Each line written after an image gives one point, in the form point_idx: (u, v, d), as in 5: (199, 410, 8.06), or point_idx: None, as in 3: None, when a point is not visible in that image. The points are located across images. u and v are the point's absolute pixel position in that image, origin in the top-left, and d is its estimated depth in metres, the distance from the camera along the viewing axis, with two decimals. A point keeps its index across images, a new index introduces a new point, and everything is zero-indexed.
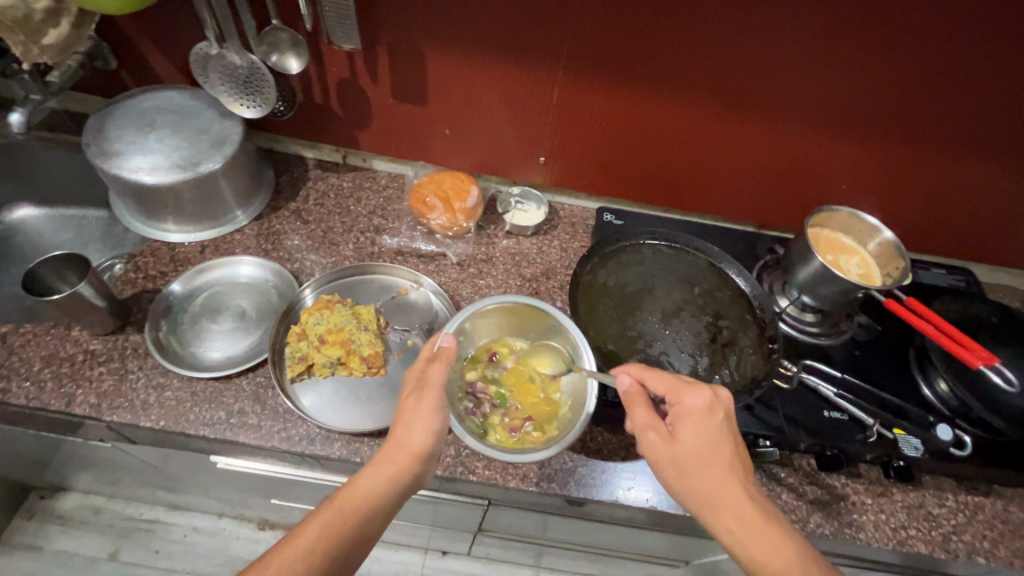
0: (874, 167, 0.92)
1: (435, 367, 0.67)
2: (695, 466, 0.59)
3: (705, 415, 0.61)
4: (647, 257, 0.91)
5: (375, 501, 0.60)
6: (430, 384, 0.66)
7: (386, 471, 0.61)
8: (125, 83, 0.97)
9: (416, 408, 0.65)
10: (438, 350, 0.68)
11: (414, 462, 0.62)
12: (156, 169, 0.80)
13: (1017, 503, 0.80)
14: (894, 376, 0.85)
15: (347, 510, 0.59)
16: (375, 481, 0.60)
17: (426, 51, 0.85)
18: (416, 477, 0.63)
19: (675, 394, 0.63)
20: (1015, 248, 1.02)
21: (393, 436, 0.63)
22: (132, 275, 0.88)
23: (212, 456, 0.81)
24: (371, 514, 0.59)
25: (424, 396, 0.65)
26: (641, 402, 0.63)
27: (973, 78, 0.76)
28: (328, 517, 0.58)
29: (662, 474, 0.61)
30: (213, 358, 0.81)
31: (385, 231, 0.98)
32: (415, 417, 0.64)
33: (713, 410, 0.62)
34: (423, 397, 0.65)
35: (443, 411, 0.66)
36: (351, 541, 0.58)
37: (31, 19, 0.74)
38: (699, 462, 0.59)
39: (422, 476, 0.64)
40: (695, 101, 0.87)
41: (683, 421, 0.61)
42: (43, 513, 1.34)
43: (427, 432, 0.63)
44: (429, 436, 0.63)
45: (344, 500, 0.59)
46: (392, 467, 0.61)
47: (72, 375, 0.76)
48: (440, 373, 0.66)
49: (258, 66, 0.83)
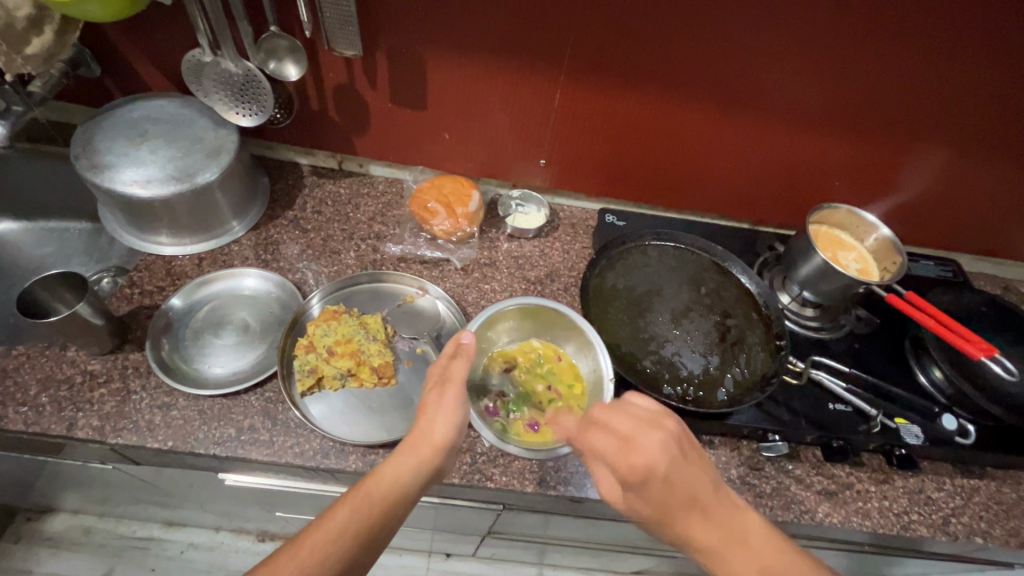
0: (866, 163, 0.95)
1: (458, 362, 0.67)
2: (661, 513, 0.56)
3: (645, 433, 0.58)
4: (653, 258, 0.92)
5: (400, 489, 0.60)
6: (453, 378, 0.66)
7: (412, 459, 0.61)
8: (110, 91, 0.93)
9: (439, 402, 0.65)
10: (460, 346, 0.69)
11: (438, 454, 0.62)
12: (150, 181, 0.77)
13: (1009, 484, 0.84)
14: (892, 367, 0.88)
15: (375, 497, 0.58)
16: (402, 468, 0.60)
17: (427, 55, 0.84)
18: (439, 467, 0.63)
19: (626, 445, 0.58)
20: (997, 238, 1.07)
21: (417, 427, 0.63)
22: (127, 291, 0.85)
23: (220, 474, 0.80)
24: (397, 502, 0.59)
25: (446, 390, 0.65)
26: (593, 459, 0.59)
27: (960, 76, 0.79)
28: (357, 502, 0.58)
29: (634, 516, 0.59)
30: (219, 373, 0.79)
31: (386, 238, 0.97)
32: (438, 409, 0.64)
33: (668, 450, 0.57)
34: (445, 393, 0.65)
35: (466, 403, 0.66)
36: (379, 526, 0.57)
37: (13, 28, 0.71)
38: (653, 482, 0.56)
39: (444, 469, 0.65)
40: (694, 102, 0.88)
41: (633, 443, 0.57)
42: (30, 536, 1.30)
43: (450, 424, 0.64)
44: (452, 427, 0.64)
45: (372, 486, 0.59)
46: (416, 457, 0.61)
47: (71, 398, 0.74)
48: (463, 368, 0.67)
49: (253, 74, 0.82)
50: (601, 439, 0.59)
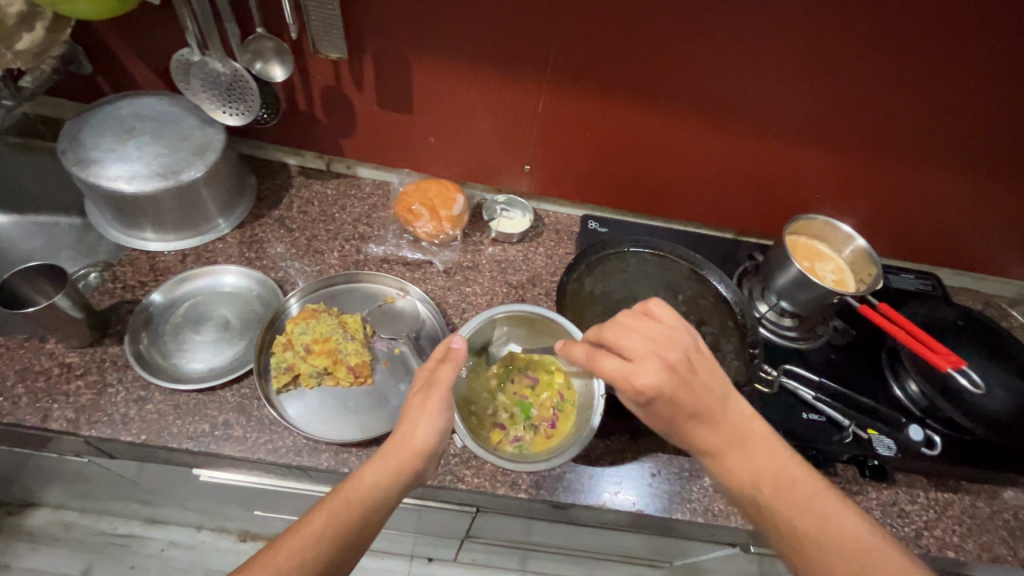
0: (846, 176, 0.96)
1: (445, 368, 0.67)
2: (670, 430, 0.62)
3: (663, 390, 0.58)
4: (632, 264, 0.93)
5: (378, 493, 0.60)
6: (437, 384, 0.65)
7: (391, 463, 0.61)
8: (101, 88, 0.95)
9: (422, 405, 0.65)
10: (448, 351, 0.68)
11: (419, 458, 0.62)
12: (134, 177, 0.78)
13: (983, 498, 0.83)
14: (868, 378, 0.89)
15: (352, 501, 0.59)
16: (380, 473, 0.61)
17: (412, 60, 0.86)
18: (418, 472, 0.63)
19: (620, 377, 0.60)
20: (976, 253, 1.08)
21: (399, 432, 0.63)
22: (110, 285, 0.86)
23: (195, 469, 0.80)
24: (375, 506, 0.60)
25: (431, 396, 0.65)
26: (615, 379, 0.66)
27: (934, 93, 0.80)
28: (335, 506, 0.58)
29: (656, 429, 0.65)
30: (196, 369, 0.80)
31: (370, 239, 0.98)
32: (421, 413, 0.64)
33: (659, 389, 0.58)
34: (428, 398, 0.65)
35: (449, 411, 0.65)
36: (355, 530, 0.58)
37: (4, 23, 0.72)
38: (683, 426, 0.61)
39: (424, 474, 0.65)
40: (675, 111, 0.89)
41: (655, 401, 0.59)
42: (10, 530, 1.29)
43: (433, 429, 0.63)
44: (434, 434, 0.63)
45: (351, 490, 0.60)
46: (395, 460, 0.61)
47: (47, 389, 0.74)
48: (449, 374, 0.66)
49: (240, 74, 0.83)
50: None
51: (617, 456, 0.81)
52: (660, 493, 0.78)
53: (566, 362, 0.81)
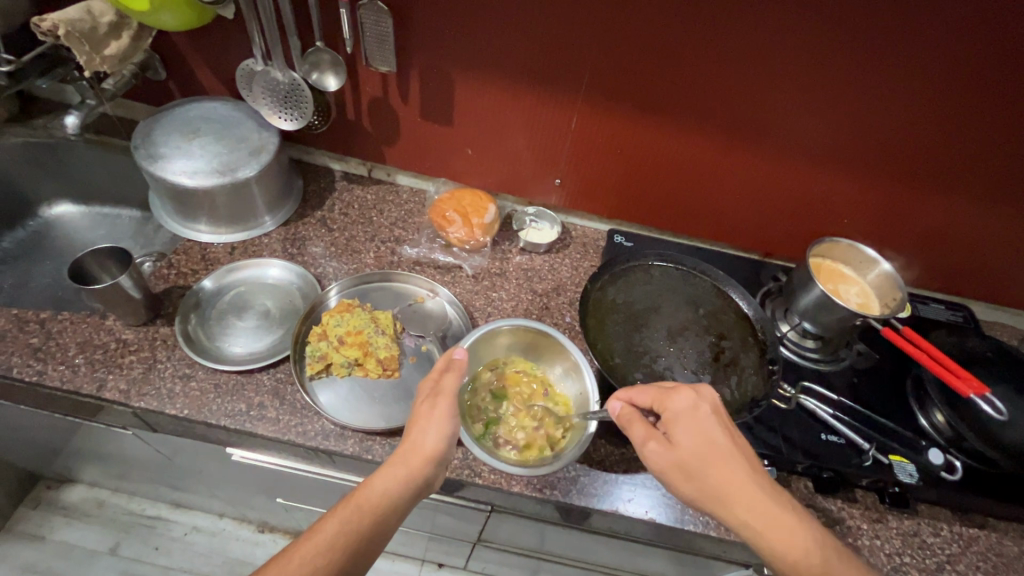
0: (874, 203, 0.97)
1: (450, 376, 0.70)
2: (696, 461, 0.61)
3: (693, 414, 0.64)
4: (656, 277, 0.95)
5: (388, 501, 0.62)
6: (444, 392, 0.69)
7: (402, 472, 0.63)
8: (171, 92, 1.04)
9: (430, 413, 0.68)
10: (450, 361, 0.72)
11: (428, 464, 0.65)
12: (196, 173, 0.86)
13: (1012, 537, 0.81)
14: (892, 406, 0.88)
15: (363, 509, 0.61)
16: (390, 481, 0.63)
17: (455, 75, 0.91)
18: (427, 480, 0.65)
19: (661, 402, 0.66)
20: (1013, 286, 1.05)
21: (408, 440, 0.66)
22: (165, 271, 0.92)
23: (228, 448, 0.84)
24: (386, 513, 0.62)
25: (437, 404, 0.68)
26: (636, 420, 0.66)
27: (964, 122, 0.81)
28: (345, 513, 0.60)
29: (670, 480, 0.63)
30: (236, 352, 0.85)
31: (405, 241, 1.03)
32: (429, 420, 0.67)
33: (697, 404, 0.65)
34: (436, 404, 0.68)
35: (456, 418, 0.68)
36: (367, 538, 0.60)
37: (97, 32, 0.81)
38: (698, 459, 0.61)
39: (433, 481, 0.67)
40: (703, 133, 0.92)
41: (676, 425, 0.64)
42: (48, 504, 1.37)
43: (442, 435, 0.66)
44: (442, 439, 0.66)
45: (362, 497, 0.62)
46: (406, 468, 0.64)
47: (104, 361, 0.81)
48: (453, 383, 0.69)
49: (298, 83, 0.90)
50: (645, 425, 0.65)
51: (632, 464, 0.82)
52: (674, 504, 0.78)
53: (562, 376, 0.85)
